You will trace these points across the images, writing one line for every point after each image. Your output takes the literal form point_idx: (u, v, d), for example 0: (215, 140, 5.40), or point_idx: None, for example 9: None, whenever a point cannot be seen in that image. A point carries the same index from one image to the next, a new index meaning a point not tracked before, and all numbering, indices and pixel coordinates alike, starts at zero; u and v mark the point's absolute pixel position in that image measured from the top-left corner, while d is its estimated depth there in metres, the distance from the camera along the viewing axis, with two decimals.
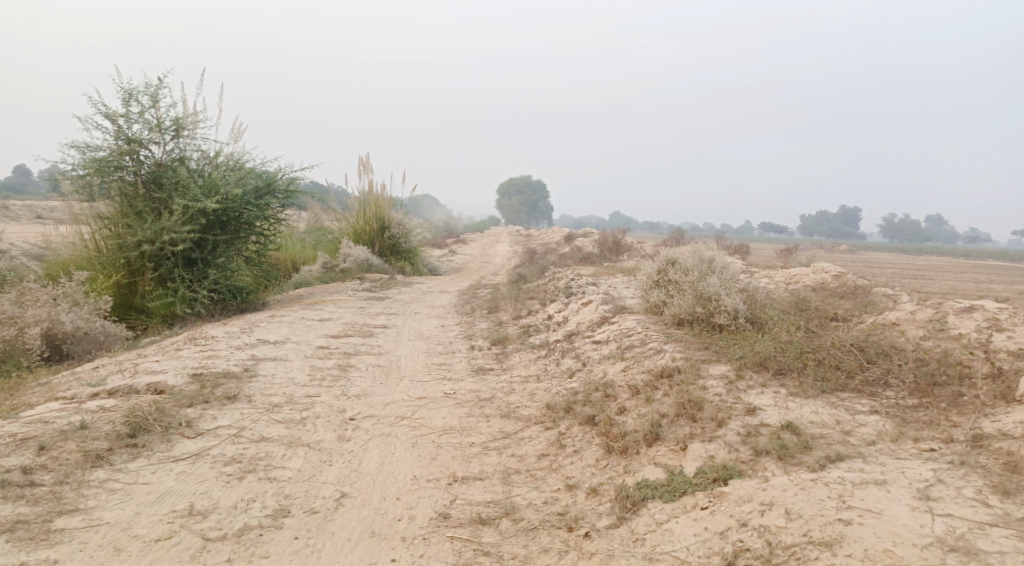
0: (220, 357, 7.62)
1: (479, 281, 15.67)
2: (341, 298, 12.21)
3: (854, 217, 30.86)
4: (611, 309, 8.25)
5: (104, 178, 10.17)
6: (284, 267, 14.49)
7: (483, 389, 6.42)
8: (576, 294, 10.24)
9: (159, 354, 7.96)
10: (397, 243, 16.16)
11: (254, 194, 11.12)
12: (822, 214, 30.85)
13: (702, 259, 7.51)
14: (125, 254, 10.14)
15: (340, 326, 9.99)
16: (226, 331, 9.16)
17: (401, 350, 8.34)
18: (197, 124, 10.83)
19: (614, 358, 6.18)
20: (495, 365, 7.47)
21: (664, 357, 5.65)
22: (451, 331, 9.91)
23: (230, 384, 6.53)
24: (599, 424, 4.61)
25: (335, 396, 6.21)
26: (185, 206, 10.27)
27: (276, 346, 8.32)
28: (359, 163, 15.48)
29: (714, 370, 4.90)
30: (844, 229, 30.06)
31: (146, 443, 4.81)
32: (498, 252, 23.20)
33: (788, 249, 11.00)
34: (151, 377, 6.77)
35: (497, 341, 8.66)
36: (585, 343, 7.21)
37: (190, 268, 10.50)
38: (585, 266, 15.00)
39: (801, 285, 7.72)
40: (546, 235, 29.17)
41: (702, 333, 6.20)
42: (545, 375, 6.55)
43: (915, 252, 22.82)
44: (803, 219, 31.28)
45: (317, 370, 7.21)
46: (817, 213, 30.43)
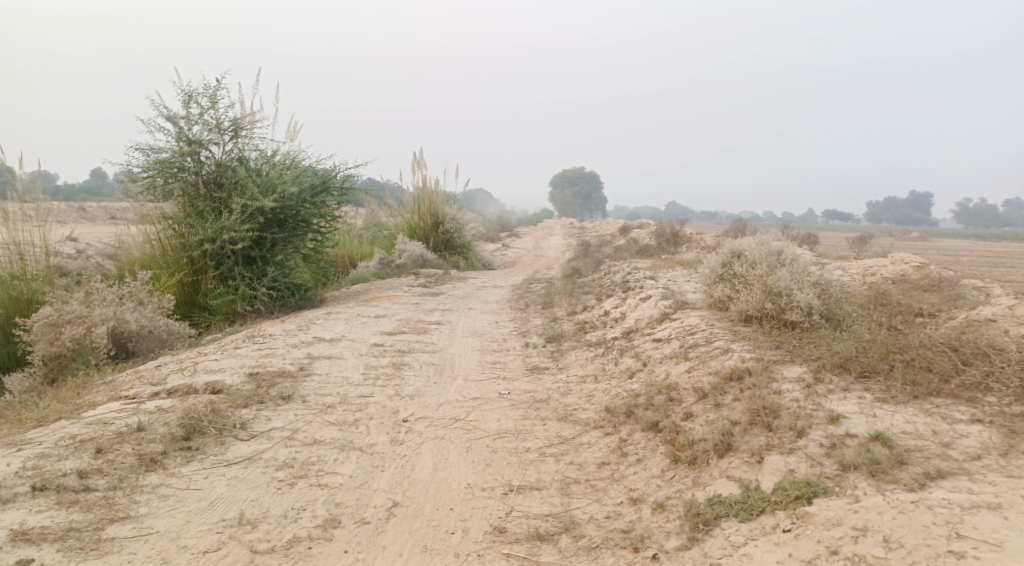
0: (276, 355, 7.54)
1: (534, 275, 15.42)
2: (397, 294, 12.12)
3: (923, 204, 29.27)
4: (672, 304, 7.92)
5: (166, 178, 10.26)
6: (342, 263, 14.52)
7: (539, 390, 6.17)
8: (634, 289, 9.91)
9: (217, 352, 7.94)
10: (452, 238, 16.03)
11: (311, 192, 11.09)
12: (888, 202, 29.51)
13: (770, 251, 7.13)
14: (187, 253, 10.22)
15: (395, 322, 9.87)
16: (282, 328, 9.14)
17: (456, 348, 8.16)
18: (255, 123, 10.84)
19: (677, 357, 5.87)
20: (552, 363, 7.22)
21: (733, 357, 5.32)
22: (506, 327, 9.69)
23: (285, 383, 6.43)
24: (663, 430, 4.33)
25: (389, 396, 6.05)
26: (244, 204, 10.28)
27: (331, 344, 8.23)
28: (414, 158, 15.39)
29: (788, 372, 4.58)
30: (912, 216, 28.70)
31: (201, 446, 4.66)
32: (553, 245, 22.93)
33: (858, 239, 10.46)
34: (209, 376, 6.72)
35: (553, 338, 8.40)
36: (646, 341, 6.90)
37: (249, 266, 10.53)
38: (643, 258, 14.62)
39: (878, 279, 7.31)
40: (601, 227, 28.78)
41: (773, 331, 5.84)
42: (604, 375, 6.27)
43: (990, 239, 21.59)
44: (869, 206, 30.02)
45: (371, 368, 7.07)
46: (883, 200, 29.12)
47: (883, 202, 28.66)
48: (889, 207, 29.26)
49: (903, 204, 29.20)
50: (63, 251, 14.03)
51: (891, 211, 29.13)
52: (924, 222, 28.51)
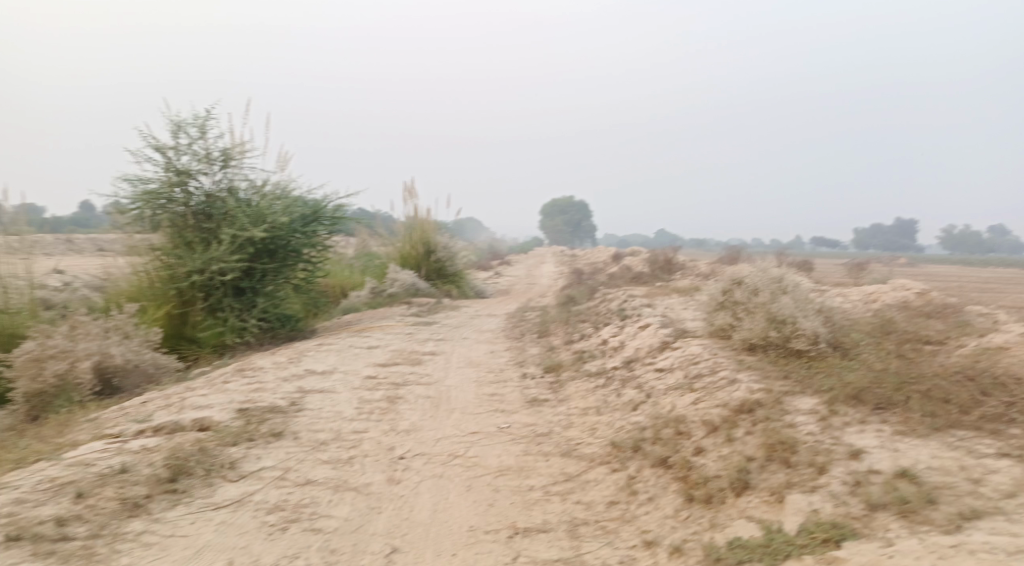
0: (267, 390, 7.32)
1: (527, 303, 15.24)
2: (389, 324, 11.92)
3: (909, 229, 28.87)
4: (672, 333, 7.76)
5: (154, 209, 10.08)
6: (333, 293, 14.34)
7: (539, 423, 5.99)
8: (631, 317, 9.74)
9: (205, 386, 7.71)
10: (444, 267, 15.88)
11: (302, 222, 10.92)
12: (877, 227, 29.44)
13: (771, 278, 6.98)
14: (175, 284, 10.02)
15: (388, 353, 9.67)
16: (273, 360, 8.93)
17: (451, 379, 7.96)
18: (245, 153, 10.69)
19: (681, 388, 5.70)
20: (551, 395, 7.04)
21: (740, 388, 5.16)
22: (502, 357, 9.50)
23: (277, 419, 6.21)
24: (673, 466, 4.16)
25: (384, 431, 5.84)
26: (233, 235, 10.11)
27: (323, 376, 8.02)
28: (405, 187, 15.27)
29: (801, 403, 4.42)
30: (900, 241, 28.61)
31: (187, 488, 4.45)
32: (545, 273, 22.78)
33: (856, 265, 10.35)
34: (196, 412, 6.50)
35: (551, 368, 8.22)
36: (647, 371, 6.73)
37: (239, 298, 10.33)
38: (637, 286, 14.47)
39: (882, 305, 7.18)
40: (593, 254, 28.70)
41: (780, 360, 5.69)
42: (606, 407, 6.09)
43: (980, 264, 21.48)
44: (857, 232, 29.94)
45: (365, 402, 6.86)
46: (870, 225, 29.04)
47: (871, 228, 28.56)
48: (878, 233, 29.17)
49: (892, 229, 29.14)
50: (49, 284, 13.78)
51: (879, 236, 29.05)
52: (912, 247, 28.43)
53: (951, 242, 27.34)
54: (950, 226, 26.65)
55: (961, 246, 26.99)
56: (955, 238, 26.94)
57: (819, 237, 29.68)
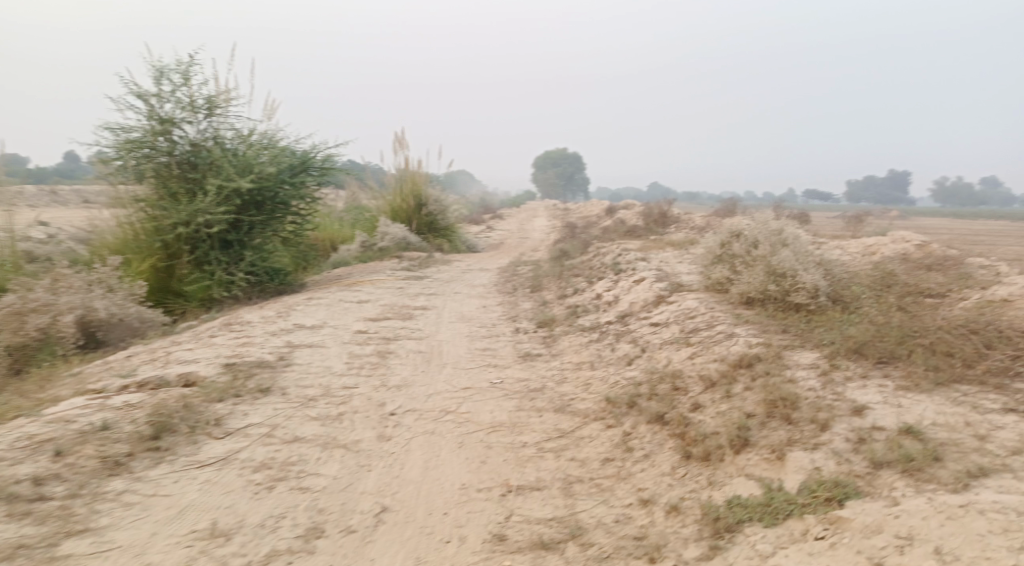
0: (255, 344, 7.18)
1: (520, 257, 15.07)
2: (380, 278, 11.74)
3: (903, 182, 28.63)
4: (668, 287, 7.64)
5: (137, 159, 9.81)
6: (323, 247, 14.14)
7: (531, 379, 5.88)
8: (626, 271, 9.60)
9: (192, 341, 7.56)
10: (436, 220, 15.67)
11: (289, 173, 10.67)
12: (870, 180, 29.08)
13: (770, 231, 6.87)
14: (161, 236, 9.82)
15: (379, 308, 9.53)
16: (261, 315, 8.78)
17: (443, 334, 7.83)
18: (230, 101, 10.39)
19: (678, 342, 5.60)
20: (544, 350, 6.93)
21: (738, 342, 5.05)
22: (494, 311, 9.37)
23: (264, 374, 6.08)
24: (670, 422, 4.06)
25: (374, 387, 5.73)
26: (219, 186, 9.86)
27: (313, 331, 7.88)
28: (396, 139, 15.00)
29: (801, 358, 4.32)
30: (893, 194, 28.30)
31: (171, 446, 4.34)
32: (538, 227, 22.56)
33: (854, 218, 10.20)
34: (182, 367, 6.36)
35: (544, 323, 8.10)
36: (642, 325, 6.62)
37: (226, 251, 10.13)
38: (631, 239, 14.30)
39: (881, 258, 7.06)
40: (585, 208, 28.43)
41: (778, 315, 5.58)
42: (601, 362, 5.99)
43: (973, 217, 21.27)
44: (849, 185, 29.63)
45: (355, 357, 6.74)
46: (863, 178, 28.70)
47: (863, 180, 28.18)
48: (870, 186, 28.81)
49: (885, 182, 28.77)
50: (34, 237, 13.53)
51: (872, 189, 28.71)
52: (905, 200, 28.14)
53: (943, 195, 27.06)
54: (943, 179, 26.35)
55: (953, 199, 26.72)
56: (948, 191, 26.64)
57: (811, 190, 29.29)
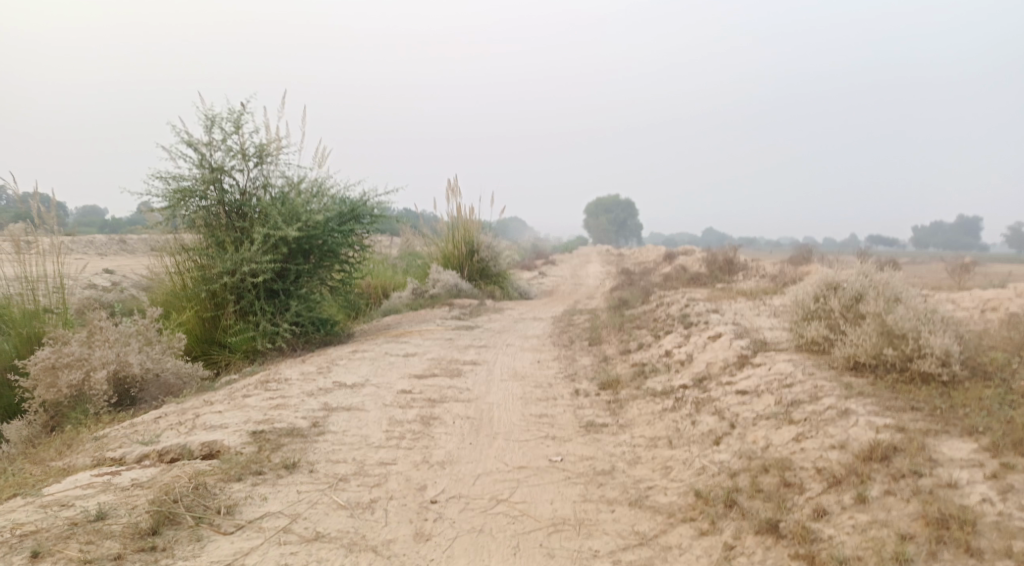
0: (287, 406, 6.45)
1: (576, 306, 14.22)
2: (430, 328, 11.06)
3: (972, 228, 26.78)
4: (751, 346, 6.76)
5: (186, 208, 9.34)
6: (373, 294, 13.56)
7: (598, 457, 5.02)
8: (697, 325, 8.67)
9: (222, 400, 6.87)
10: (488, 267, 14.98)
11: (338, 220, 10.11)
12: (936, 225, 27.32)
13: (878, 283, 6.04)
14: (207, 286, 9.26)
15: (426, 362, 8.78)
16: (302, 369, 8.13)
17: (494, 395, 7.02)
18: (281, 147, 9.91)
19: (776, 419, 4.73)
20: (611, 418, 6.05)
21: (857, 424, 4.19)
22: (551, 368, 8.53)
23: (294, 444, 5.33)
24: (788, 535, 3.30)
25: (415, 464, 4.93)
26: (266, 233, 9.35)
27: (353, 391, 7.13)
28: (449, 185, 14.47)
29: (952, 449, 3.54)
30: (961, 240, 26.52)
31: (168, 545, 3.60)
32: (592, 274, 21.62)
33: (955, 268, 9.13)
34: (207, 434, 5.64)
35: (608, 384, 7.22)
36: (726, 392, 5.72)
37: (271, 300, 9.55)
38: (697, 288, 13.35)
39: (1008, 316, 6.14)
40: (641, 254, 27.39)
41: (902, 388, 4.73)
42: (680, 438, 5.11)
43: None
44: (914, 230, 27.83)
45: (397, 424, 5.96)
46: (929, 223, 26.95)
47: (928, 225, 26.47)
48: (937, 231, 27.01)
49: (953, 227, 27.01)
50: (92, 283, 13.30)
51: (939, 233, 26.95)
52: (975, 246, 26.32)
53: (1015, 242, 25.19)
54: (1015, 224, 24.57)
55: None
56: (1020, 237, 24.81)
57: (874, 236, 27.58)
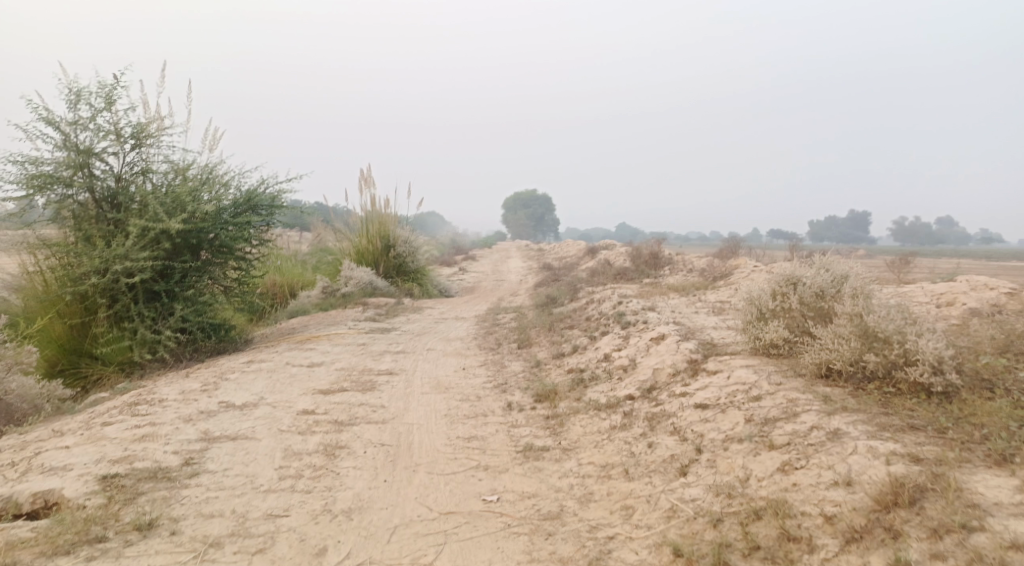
0: (157, 438, 5.28)
1: (498, 304, 13.30)
2: (340, 332, 9.92)
3: (868, 220, 27.41)
4: (702, 350, 5.99)
5: (47, 197, 7.93)
6: (279, 294, 12.31)
7: (541, 496, 4.13)
8: (635, 325, 7.87)
9: (78, 430, 5.63)
10: (405, 263, 13.91)
11: (231, 212, 8.85)
12: (831, 219, 27.53)
13: (843, 277, 5.37)
14: (73, 287, 7.88)
15: (335, 374, 7.69)
16: (185, 387, 6.94)
17: (413, 413, 6.03)
18: (163, 129, 8.59)
19: (752, 441, 3.95)
20: (551, 440, 5.15)
21: (857, 450, 3.42)
22: (476, 377, 7.58)
23: (156, 493, 4.24)
24: None
25: (312, 516, 3.92)
26: (143, 227, 8.03)
27: (243, 414, 6.00)
28: (361, 176, 13.34)
29: (992, 491, 2.83)
30: (854, 233, 26.89)
31: None
32: (512, 270, 20.76)
33: (898, 259, 8.60)
34: (46, 480, 4.47)
35: (543, 396, 6.34)
36: (682, 407, 4.91)
37: (152, 304, 8.24)
38: (625, 284, 12.63)
39: (978, 313, 5.56)
40: (559, 249, 26.72)
41: (894, 402, 4.01)
42: (637, 467, 4.28)
43: (939, 254, 19.92)
44: (814, 224, 27.97)
45: (292, 457, 4.90)
46: (826, 216, 27.12)
47: (823, 218, 26.64)
48: (834, 225, 27.31)
49: (845, 221, 27.35)
50: None
51: (834, 228, 27.06)
52: (867, 238, 26.75)
53: (903, 234, 25.76)
54: (907, 216, 25.13)
55: (912, 237, 25.43)
56: (907, 230, 25.36)
57: (776, 229, 27.60)
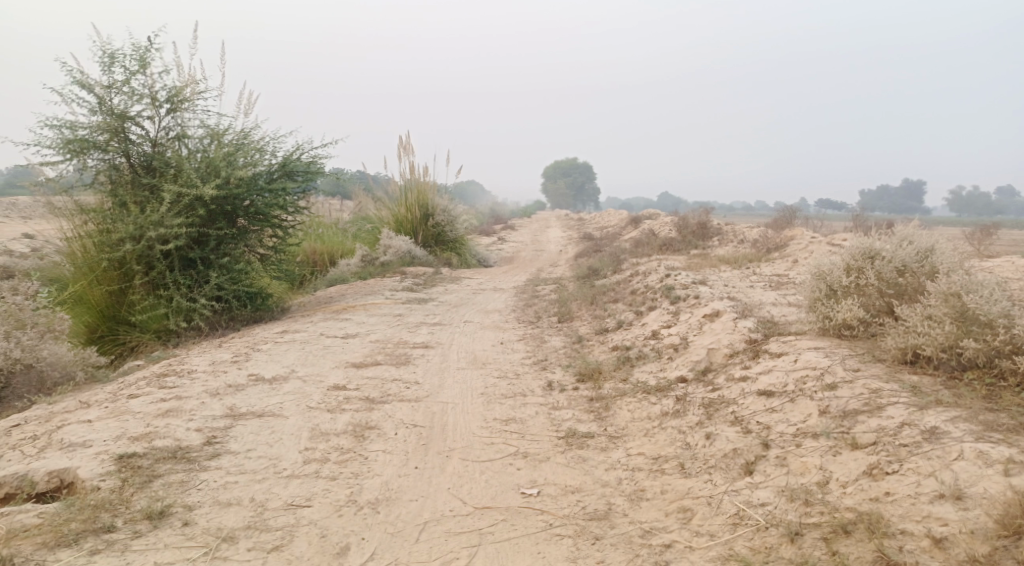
0: (180, 413, 4.98)
1: (538, 274, 12.85)
2: (377, 302, 9.58)
3: (921, 190, 26.25)
4: (764, 330, 5.50)
5: (82, 162, 7.65)
6: (317, 262, 12.02)
7: (586, 491, 3.74)
8: (685, 300, 7.38)
9: (102, 403, 5.37)
10: (444, 232, 13.52)
11: (266, 178, 8.49)
12: (882, 190, 26.36)
13: (928, 252, 4.85)
14: (108, 254, 7.62)
15: (369, 347, 7.35)
16: (215, 358, 6.66)
17: (449, 391, 5.66)
18: (198, 92, 8.23)
19: (829, 438, 3.50)
20: (597, 425, 4.74)
21: (960, 454, 2.96)
22: (516, 352, 7.18)
23: (172, 476, 3.92)
24: None
25: (335, 508, 3.59)
26: (178, 192, 7.71)
27: (271, 388, 5.68)
28: (400, 142, 12.94)
29: None
30: (906, 204, 25.73)
31: None
32: (552, 239, 20.25)
33: (974, 231, 7.94)
34: (61, 457, 4.18)
35: (588, 375, 5.92)
36: (744, 393, 4.45)
37: (188, 271, 7.96)
38: (672, 256, 12.08)
39: None
40: (600, 219, 26.10)
41: (997, 397, 3.53)
42: (695, 461, 3.85)
43: (998, 226, 18.89)
44: (864, 195, 26.86)
45: (320, 438, 4.57)
46: (877, 186, 26.02)
47: (874, 188, 25.51)
48: (883, 195, 26.18)
49: (897, 192, 26.17)
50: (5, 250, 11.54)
51: (885, 199, 25.95)
52: (919, 210, 25.61)
53: (958, 205, 24.59)
54: (964, 187, 23.94)
55: (969, 208, 24.25)
56: (964, 201, 24.16)
57: (823, 200, 26.56)
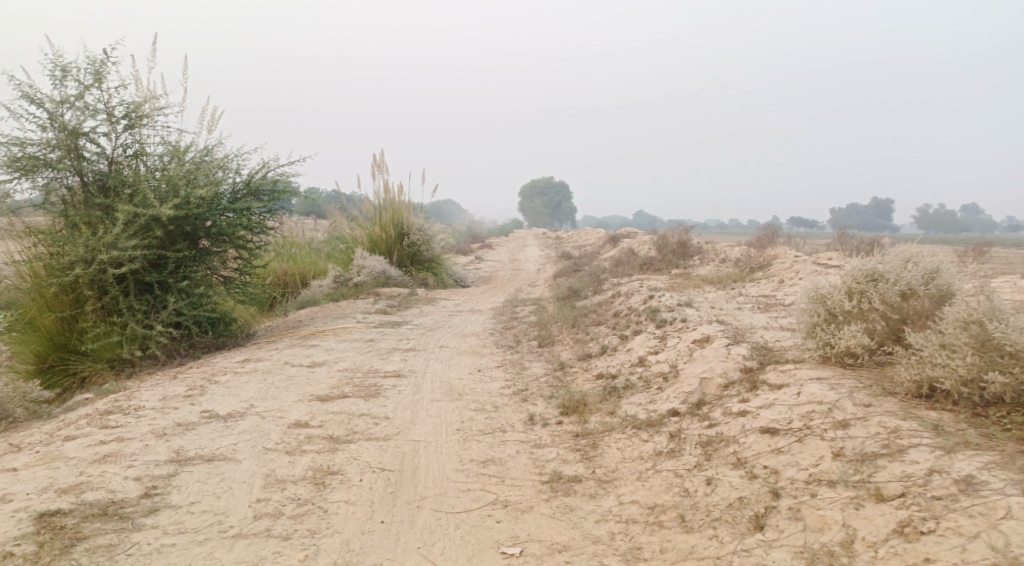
0: (120, 459, 4.47)
1: (517, 295, 12.43)
2: (347, 326, 9.08)
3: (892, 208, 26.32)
4: (760, 357, 5.10)
5: (30, 180, 7.08)
6: (288, 284, 11.50)
7: (574, 551, 3.32)
8: (671, 324, 6.98)
9: (34, 447, 4.83)
10: (419, 251, 13.08)
11: (229, 197, 8.00)
12: (853, 207, 26.40)
13: (935, 273, 4.48)
14: (57, 278, 7.04)
15: (336, 376, 6.86)
16: (168, 391, 6.14)
17: (421, 428, 5.19)
18: (159, 108, 7.73)
19: (850, 490, 3.10)
20: (584, 466, 4.30)
21: None
22: (494, 381, 6.73)
23: (100, 538, 3.43)
24: None
25: None
26: (134, 212, 7.17)
27: (226, 427, 5.17)
28: (375, 160, 12.58)
29: None
30: (877, 222, 25.72)
31: None
32: (530, 258, 19.87)
33: (968, 249, 7.63)
34: None
35: (571, 406, 5.48)
36: (745, 429, 4.04)
37: (144, 296, 7.39)
38: (654, 275, 11.72)
39: None
40: (577, 238, 25.82)
41: None
42: (697, 513, 3.43)
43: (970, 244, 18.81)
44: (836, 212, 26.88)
45: (276, 486, 4.09)
46: (847, 204, 26.04)
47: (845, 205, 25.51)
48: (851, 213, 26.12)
49: (868, 208, 26.15)
50: None
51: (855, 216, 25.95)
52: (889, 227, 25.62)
53: (927, 223, 24.63)
54: (934, 205, 23.98)
55: (938, 225, 24.25)
56: (932, 218, 24.20)
57: (799, 219, 26.54)
